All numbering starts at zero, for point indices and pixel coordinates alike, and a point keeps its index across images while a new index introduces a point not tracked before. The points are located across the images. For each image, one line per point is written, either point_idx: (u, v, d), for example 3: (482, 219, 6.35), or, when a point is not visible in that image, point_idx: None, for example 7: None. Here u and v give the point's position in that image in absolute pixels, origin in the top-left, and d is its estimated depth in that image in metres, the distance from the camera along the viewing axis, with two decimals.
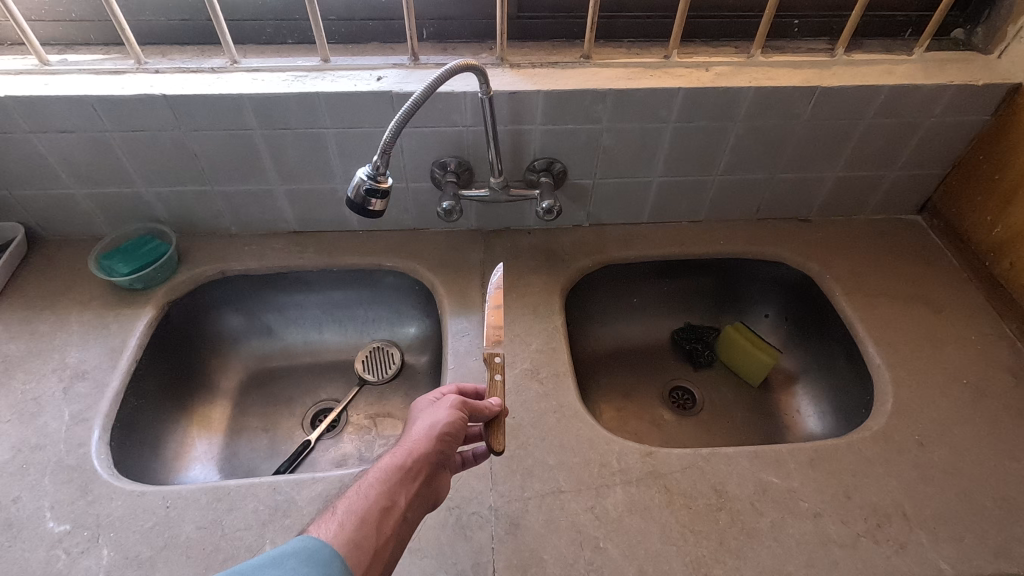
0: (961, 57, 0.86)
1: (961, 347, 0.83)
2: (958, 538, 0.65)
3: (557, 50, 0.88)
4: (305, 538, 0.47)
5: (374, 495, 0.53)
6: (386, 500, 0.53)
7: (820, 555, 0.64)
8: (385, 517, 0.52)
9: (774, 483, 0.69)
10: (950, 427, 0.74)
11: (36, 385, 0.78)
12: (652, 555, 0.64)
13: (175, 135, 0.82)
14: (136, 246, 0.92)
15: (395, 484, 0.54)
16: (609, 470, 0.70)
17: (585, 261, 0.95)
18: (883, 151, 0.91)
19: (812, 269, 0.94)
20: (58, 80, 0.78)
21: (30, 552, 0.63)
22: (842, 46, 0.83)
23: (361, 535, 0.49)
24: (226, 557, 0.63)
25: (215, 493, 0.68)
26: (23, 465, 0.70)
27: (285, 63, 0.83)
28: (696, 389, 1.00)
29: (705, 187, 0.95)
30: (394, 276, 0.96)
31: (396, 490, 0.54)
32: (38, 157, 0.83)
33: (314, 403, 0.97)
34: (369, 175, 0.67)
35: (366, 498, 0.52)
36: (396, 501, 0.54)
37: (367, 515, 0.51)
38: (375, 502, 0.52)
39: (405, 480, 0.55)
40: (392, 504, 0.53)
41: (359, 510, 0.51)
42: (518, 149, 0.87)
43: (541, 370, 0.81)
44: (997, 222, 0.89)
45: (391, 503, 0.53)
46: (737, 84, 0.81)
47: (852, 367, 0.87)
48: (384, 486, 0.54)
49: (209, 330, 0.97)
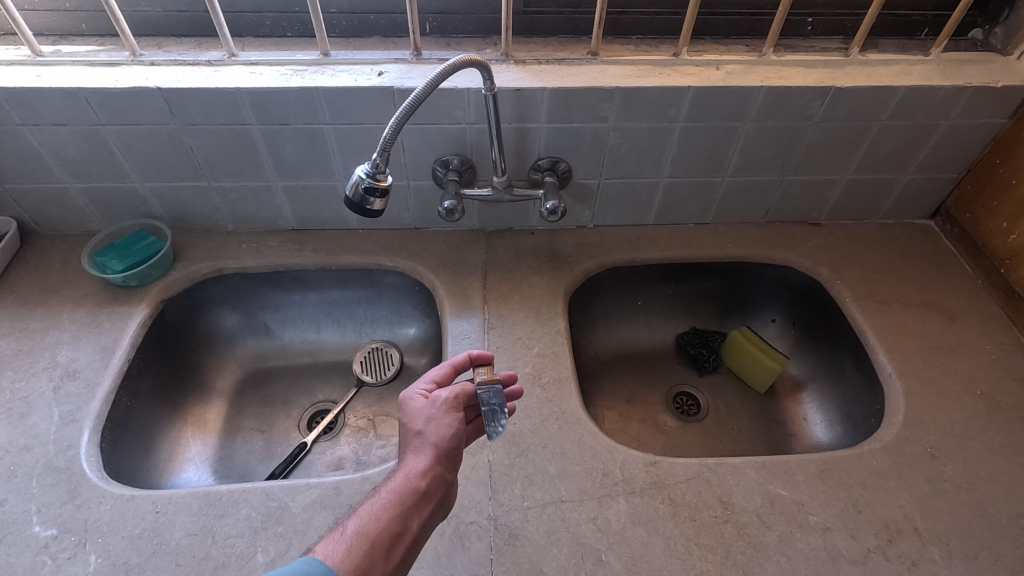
0: (979, 58, 0.83)
1: (974, 356, 0.81)
2: (973, 555, 0.63)
3: (563, 46, 0.86)
4: (309, 559, 0.47)
5: (387, 518, 0.52)
6: (397, 525, 0.52)
7: (829, 570, 0.62)
8: (395, 543, 0.51)
9: (782, 495, 0.67)
10: (964, 439, 0.72)
11: (26, 385, 0.76)
12: (656, 568, 0.62)
13: (172, 130, 0.80)
14: (130, 243, 0.89)
15: (409, 507, 0.53)
16: (612, 480, 0.68)
17: (589, 263, 0.93)
18: (897, 154, 0.89)
19: (822, 274, 0.92)
20: (50, 72, 0.76)
21: (15, 557, 0.62)
22: (858, 45, 0.81)
23: (369, 562, 0.49)
24: (216, 566, 0.61)
25: (207, 498, 0.66)
26: (11, 467, 0.68)
27: (285, 56, 0.81)
28: (701, 394, 0.98)
29: (712, 188, 0.93)
30: (394, 275, 0.94)
31: (408, 514, 0.53)
32: (31, 150, 0.81)
33: (311, 404, 0.95)
34: (369, 173, 0.65)
35: (377, 521, 0.51)
36: (409, 526, 0.53)
37: (376, 541, 0.50)
38: (386, 526, 0.51)
39: (419, 501, 0.54)
40: (404, 528, 0.52)
41: (369, 534, 0.50)
42: (522, 147, 0.84)
43: (542, 375, 0.79)
44: (1013, 229, 0.85)
45: (402, 528, 0.52)
46: (748, 84, 0.79)
47: (862, 375, 0.85)
48: (398, 508, 0.53)
49: (204, 329, 0.95)
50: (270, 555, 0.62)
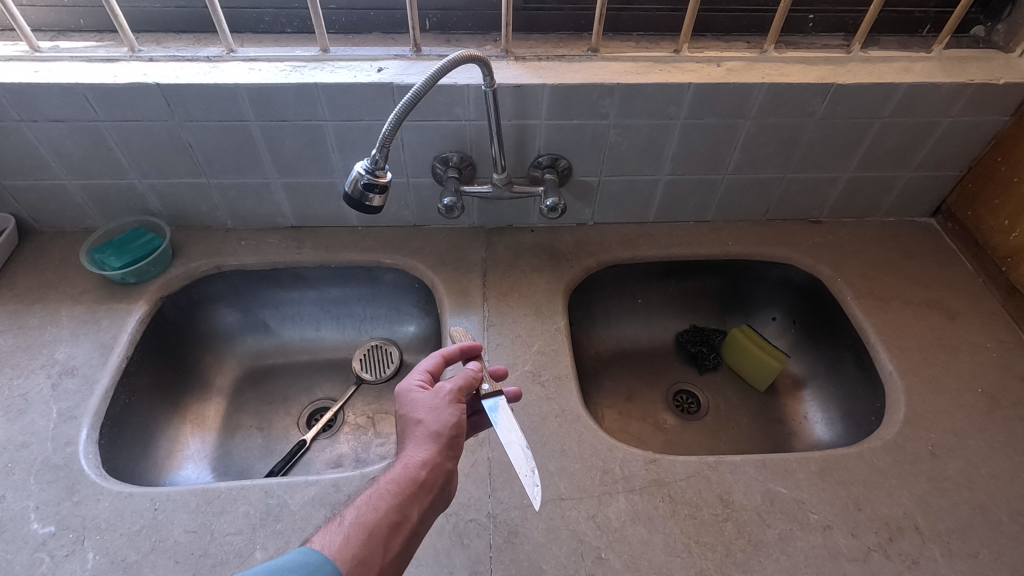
0: (981, 55, 0.83)
1: (975, 354, 0.81)
2: (974, 554, 0.63)
3: (564, 42, 0.86)
4: (306, 550, 0.47)
5: (384, 509, 0.52)
6: (396, 514, 0.52)
7: (829, 568, 0.62)
8: (395, 533, 0.51)
9: (782, 493, 0.67)
10: (965, 438, 0.72)
11: (24, 382, 0.76)
12: (656, 567, 0.62)
13: (170, 126, 0.80)
14: (129, 239, 0.89)
15: (408, 498, 0.53)
16: (612, 478, 0.68)
17: (589, 260, 0.93)
18: (898, 151, 0.89)
19: (823, 272, 0.92)
20: (48, 67, 0.76)
21: (13, 554, 0.61)
22: (859, 42, 0.80)
23: (367, 552, 0.49)
24: (215, 563, 0.61)
25: (205, 496, 0.66)
26: (9, 464, 0.68)
27: (284, 52, 0.80)
28: (701, 393, 0.97)
29: (713, 186, 0.93)
30: (393, 273, 0.94)
31: (407, 504, 0.53)
32: (28, 146, 0.81)
33: (310, 402, 0.95)
34: (368, 169, 0.65)
35: (375, 511, 0.51)
36: (408, 515, 0.53)
37: (375, 530, 0.50)
38: (384, 517, 0.51)
39: (419, 491, 0.54)
40: (403, 518, 0.52)
41: (368, 524, 0.50)
42: (523, 143, 0.84)
43: (542, 373, 0.78)
44: (1015, 227, 0.85)
45: (401, 517, 0.52)
46: (749, 80, 0.78)
47: (863, 373, 0.84)
48: (396, 498, 0.53)
49: (203, 326, 0.94)
50: (269, 553, 0.62)
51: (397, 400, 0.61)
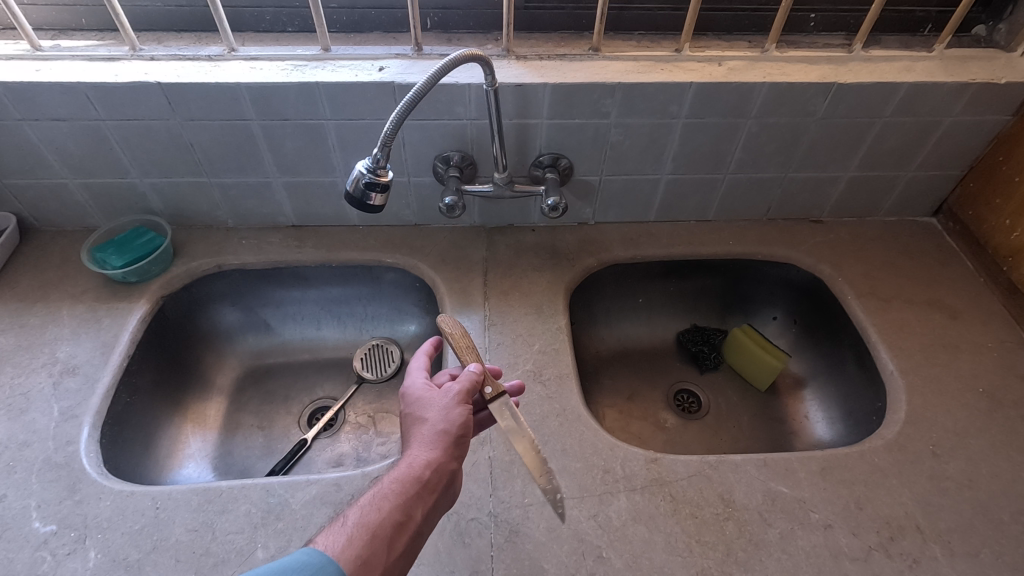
0: (983, 55, 0.83)
1: (976, 354, 0.81)
2: (974, 553, 0.63)
3: (565, 41, 0.86)
4: (309, 550, 0.47)
5: (388, 509, 0.52)
6: (400, 515, 0.52)
7: (829, 567, 0.62)
8: (398, 533, 0.51)
9: (783, 492, 0.67)
10: (967, 438, 0.72)
11: (25, 380, 0.76)
12: (657, 566, 0.62)
13: (171, 125, 0.80)
14: (130, 238, 0.89)
15: (411, 498, 0.53)
16: (613, 477, 0.68)
17: (590, 260, 0.93)
18: (900, 151, 0.89)
19: (824, 272, 0.92)
20: (50, 66, 0.76)
21: (15, 553, 0.62)
22: (860, 42, 0.80)
23: (370, 552, 0.49)
24: (217, 561, 0.61)
25: (207, 494, 0.66)
26: (10, 463, 0.68)
27: (285, 51, 0.80)
28: (701, 392, 0.97)
29: (714, 185, 0.93)
30: (394, 272, 0.94)
31: (410, 504, 0.53)
32: (30, 145, 0.81)
33: (311, 401, 0.95)
34: (369, 168, 0.64)
35: (379, 512, 0.51)
36: (412, 515, 0.53)
37: (378, 530, 0.50)
38: (388, 516, 0.51)
39: (422, 491, 0.54)
40: (408, 518, 0.52)
41: (371, 524, 0.50)
42: (524, 142, 0.84)
43: (543, 372, 0.78)
44: (1016, 227, 0.85)
45: (405, 517, 0.52)
46: (750, 80, 0.78)
47: (863, 373, 0.84)
48: (400, 499, 0.52)
49: (204, 325, 0.94)
50: (270, 552, 0.62)
51: (402, 400, 0.61)
